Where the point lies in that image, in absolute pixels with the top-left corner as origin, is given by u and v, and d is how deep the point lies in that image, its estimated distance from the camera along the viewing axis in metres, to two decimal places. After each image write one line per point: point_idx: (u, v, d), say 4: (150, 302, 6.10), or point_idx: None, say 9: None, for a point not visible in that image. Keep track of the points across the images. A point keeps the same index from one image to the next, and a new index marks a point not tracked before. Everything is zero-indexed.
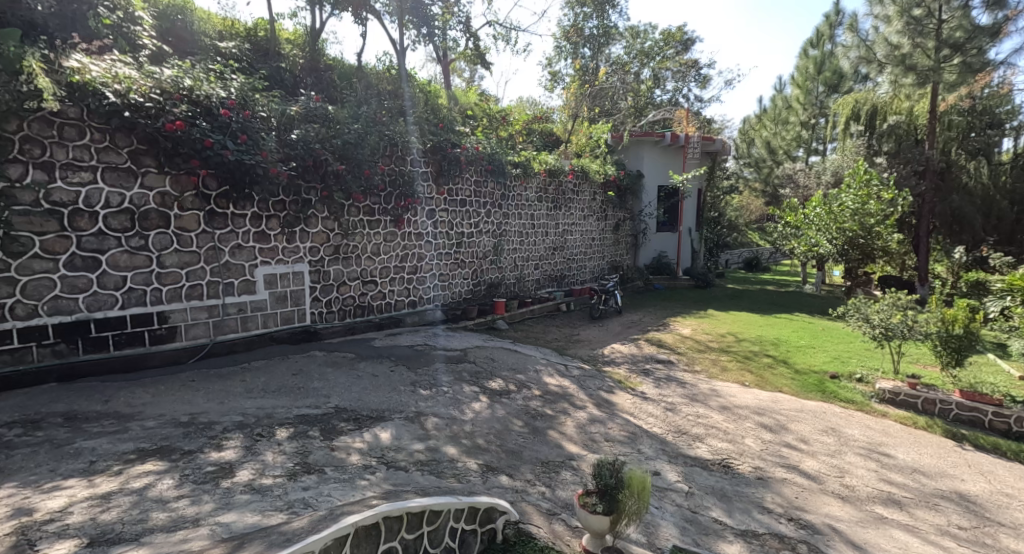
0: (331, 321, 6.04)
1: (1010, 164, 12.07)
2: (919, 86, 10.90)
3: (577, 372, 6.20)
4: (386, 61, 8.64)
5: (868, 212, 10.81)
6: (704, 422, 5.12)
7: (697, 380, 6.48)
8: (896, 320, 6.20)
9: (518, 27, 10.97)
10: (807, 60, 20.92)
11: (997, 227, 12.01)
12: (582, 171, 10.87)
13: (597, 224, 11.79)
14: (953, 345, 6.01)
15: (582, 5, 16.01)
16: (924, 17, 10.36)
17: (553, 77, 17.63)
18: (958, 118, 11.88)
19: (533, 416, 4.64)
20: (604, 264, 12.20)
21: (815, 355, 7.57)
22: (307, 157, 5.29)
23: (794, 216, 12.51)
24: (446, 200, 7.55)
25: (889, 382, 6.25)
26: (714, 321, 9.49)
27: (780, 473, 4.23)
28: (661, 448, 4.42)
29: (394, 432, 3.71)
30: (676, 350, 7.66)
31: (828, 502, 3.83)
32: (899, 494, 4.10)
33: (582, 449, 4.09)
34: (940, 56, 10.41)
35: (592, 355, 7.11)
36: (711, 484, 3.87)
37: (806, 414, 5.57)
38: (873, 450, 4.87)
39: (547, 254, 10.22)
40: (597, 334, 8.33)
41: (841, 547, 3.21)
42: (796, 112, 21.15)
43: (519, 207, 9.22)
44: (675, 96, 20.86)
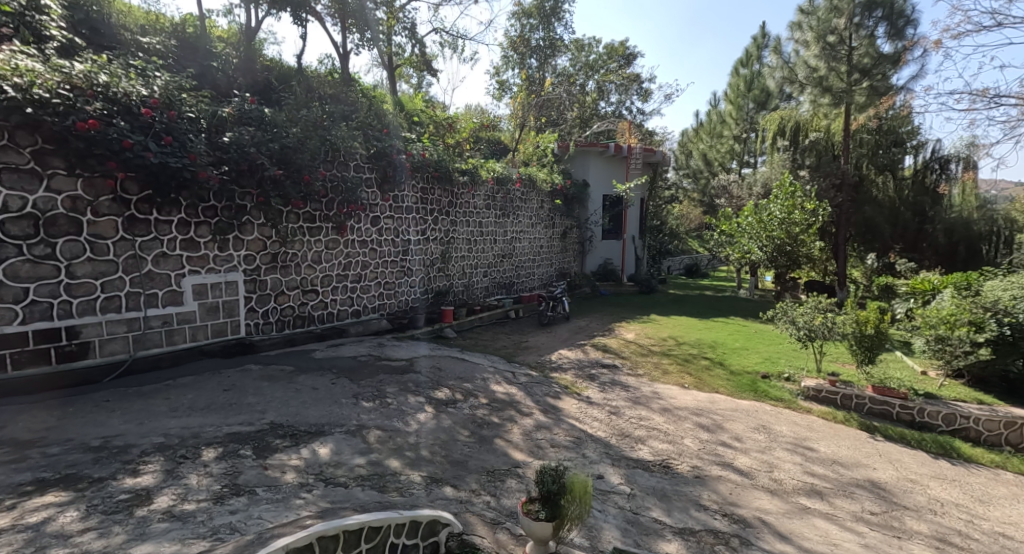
0: (268, 333, 5.76)
1: (911, 179, 13.14)
2: (835, 106, 11.87)
3: (524, 378, 6.24)
4: (328, 64, 8.43)
5: (793, 222, 11.63)
6: (646, 424, 5.29)
7: (640, 383, 6.69)
8: (818, 321, 6.67)
9: (464, 35, 11.02)
10: (739, 79, 22.25)
11: (903, 235, 13.16)
12: (529, 180, 11.02)
13: (545, 231, 11.96)
14: (865, 344, 6.55)
15: (528, 17, 16.31)
16: (837, 44, 11.34)
17: (501, 86, 17.81)
18: (868, 136, 13.04)
19: (480, 424, 4.61)
20: (552, 271, 12.38)
21: (749, 356, 8.02)
22: (242, 161, 5.02)
23: (728, 225, 13.23)
24: (392, 207, 7.42)
25: (813, 381, 6.69)
26: (656, 326, 9.85)
27: (715, 470, 4.43)
28: (604, 451, 4.51)
29: (334, 447, 3.59)
30: (620, 354, 7.87)
31: (758, 496, 4.04)
32: (820, 485, 4.40)
33: (528, 455, 4.11)
34: (851, 80, 11.40)
35: (540, 361, 7.18)
36: (652, 485, 3.99)
37: (739, 413, 5.87)
38: (798, 444, 5.20)
39: (495, 261, 10.24)
40: (545, 340, 8.42)
41: (770, 539, 3.39)
42: (729, 126, 22.45)
43: (467, 213, 9.21)
44: (619, 108, 21.60)
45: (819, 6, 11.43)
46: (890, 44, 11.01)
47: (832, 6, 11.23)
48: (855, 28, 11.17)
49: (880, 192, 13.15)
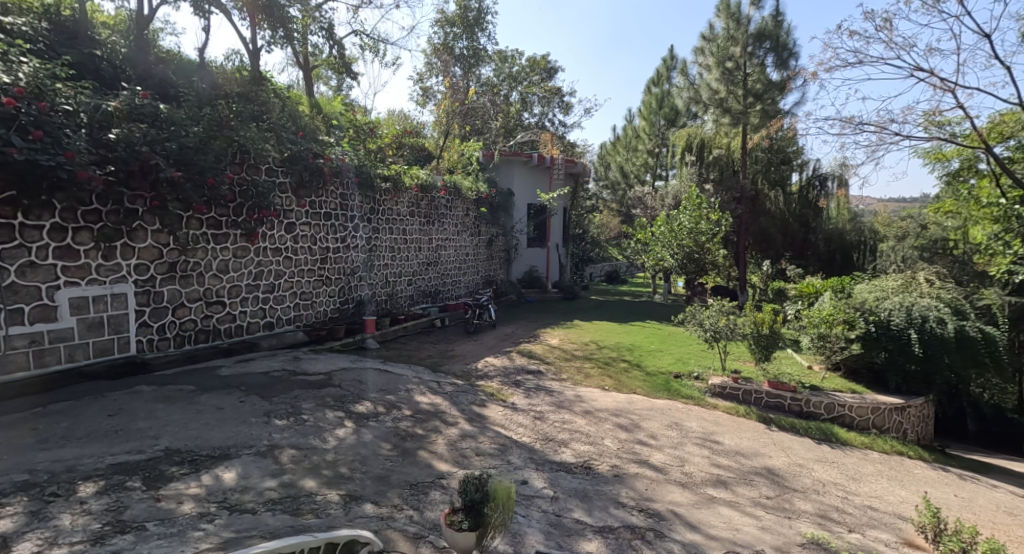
0: (165, 350, 5.26)
1: (798, 195, 14.62)
2: (734, 125, 13.00)
3: (449, 388, 6.17)
4: (236, 60, 7.89)
5: (700, 231, 12.54)
6: (569, 427, 5.43)
7: (563, 387, 6.86)
8: (722, 323, 7.24)
9: (385, 40, 10.79)
10: (651, 96, 23.72)
11: (791, 244, 14.63)
12: (454, 188, 10.96)
13: (471, 239, 11.96)
14: (762, 342, 7.19)
15: (451, 25, 16.35)
16: (734, 69, 12.44)
17: (425, 92, 17.65)
18: (762, 154, 14.40)
19: (403, 437, 4.50)
20: (478, 279, 12.38)
21: (663, 358, 8.50)
22: (132, 160, 4.55)
23: (643, 234, 13.99)
24: (308, 213, 7.08)
25: (719, 378, 7.24)
26: (578, 331, 10.17)
27: (633, 468, 4.64)
28: (529, 457, 4.57)
29: (241, 471, 3.34)
30: (545, 360, 8.03)
31: (671, 490, 4.28)
32: (725, 475, 4.76)
33: (452, 466, 4.06)
34: (747, 103, 12.55)
35: (466, 370, 7.14)
36: (574, 486, 4.10)
37: (654, 412, 6.21)
38: (706, 439, 5.59)
39: (420, 269, 10.08)
40: (470, 348, 8.40)
41: (681, 529, 3.60)
42: (643, 141, 23.85)
43: (389, 221, 8.99)
44: (542, 119, 22.19)
45: (718, 34, 12.52)
46: (777, 72, 12.30)
47: (729, 35, 12.35)
48: (748, 57, 12.35)
49: (773, 205, 14.57)
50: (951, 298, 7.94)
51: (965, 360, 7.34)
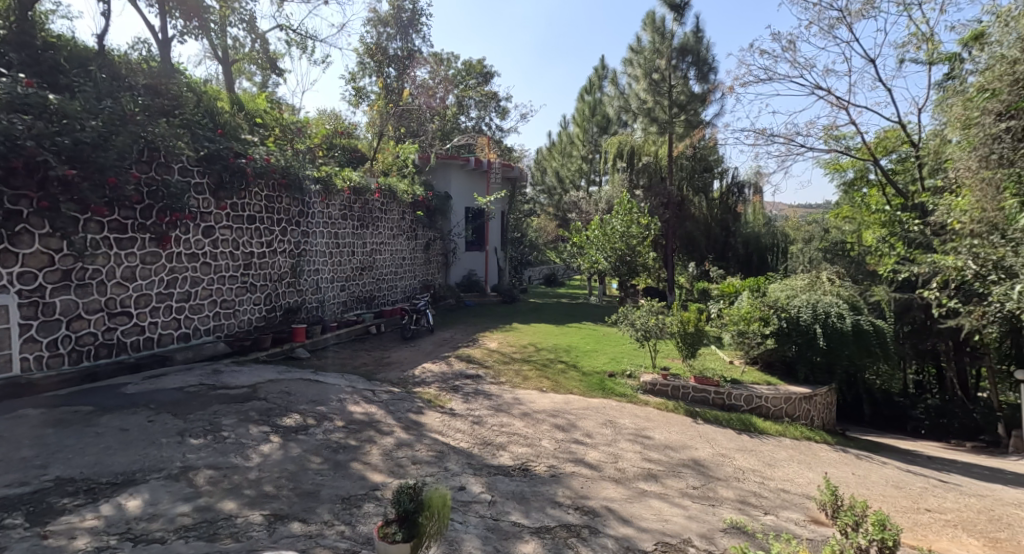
0: (57, 368, 4.73)
1: (719, 200, 15.61)
2: (661, 134, 13.69)
3: (384, 396, 6.00)
4: (143, 50, 7.26)
5: (631, 235, 13.06)
6: (507, 431, 5.45)
7: (502, 390, 6.88)
8: (652, 323, 7.56)
9: (314, 36, 10.38)
10: (584, 104, 24.46)
11: (714, 246, 15.55)
12: (389, 191, 10.71)
13: (407, 243, 11.74)
14: (688, 340, 7.59)
15: (384, 25, 15.89)
16: (660, 81, 13.12)
17: (358, 92, 17.14)
18: (687, 162, 15.26)
19: (334, 449, 4.31)
20: (415, 283, 12.16)
21: (598, 358, 8.75)
22: (14, 156, 4.07)
23: (579, 238, 14.38)
24: (229, 216, 6.63)
25: (650, 376, 7.54)
26: (517, 334, 10.24)
27: (569, 467, 4.73)
28: (466, 462, 4.53)
29: (149, 497, 3.06)
30: (483, 364, 8.01)
31: (606, 486, 4.40)
32: (656, 469, 4.96)
33: (387, 476, 3.94)
34: (672, 113, 13.24)
35: (403, 377, 6.97)
36: (511, 489, 4.11)
37: (590, 411, 6.37)
38: (638, 434, 5.80)
39: (354, 274, 9.74)
40: (407, 354, 8.23)
41: (614, 524, 3.71)
42: (577, 147, 24.55)
43: (320, 224, 8.63)
44: (478, 123, 22.27)
45: (645, 47, 13.15)
46: (699, 85, 13.08)
47: (654, 48, 13.00)
48: (673, 69, 13.05)
49: (697, 210, 15.47)
50: (849, 294, 8.78)
51: (861, 351, 8.14)
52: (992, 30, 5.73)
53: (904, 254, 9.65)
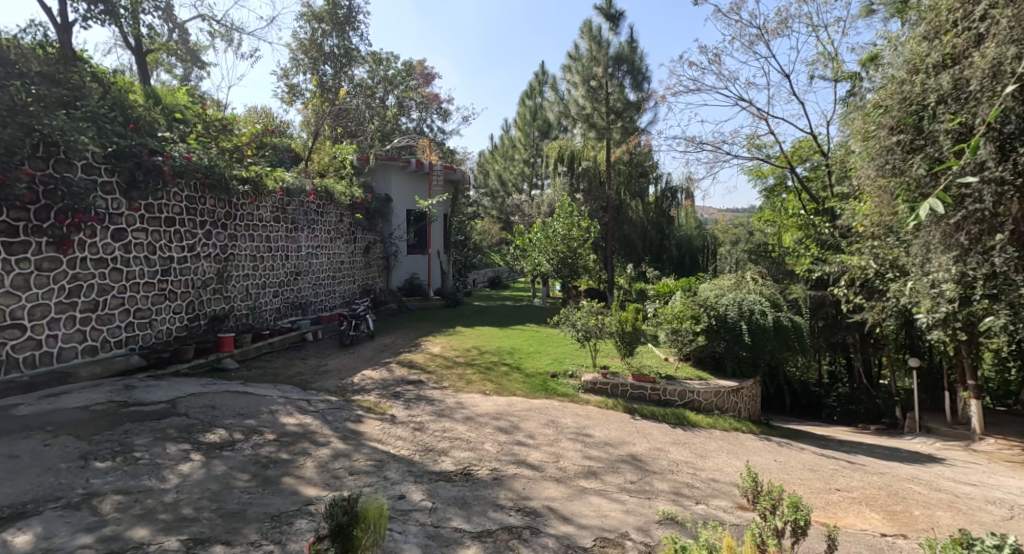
0: None
1: (655, 204, 16.46)
2: (600, 139, 14.17)
3: (320, 406, 5.75)
4: (39, 34, 6.56)
5: (573, 237, 13.33)
6: (449, 436, 5.38)
7: (445, 395, 6.79)
8: (592, 323, 7.76)
9: (240, 28, 9.82)
10: (525, 109, 24.76)
11: (650, 248, 16.16)
12: (326, 192, 10.29)
13: (345, 246, 11.36)
14: (626, 339, 7.83)
15: (318, 21, 15.17)
16: (598, 88, 13.54)
17: (291, 90, 16.38)
18: (624, 168, 15.97)
19: (264, 464, 4.08)
20: (355, 288, 11.78)
21: (540, 359, 8.84)
22: None
23: (522, 241, 14.53)
24: (143, 218, 6.13)
25: (591, 375, 7.71)
26: (461, 337, 10.15)
27: (511, 469, 4.74)
28: (407, 470, 4.42)
29: (42, 531, 2.75)
30: (426, 369, 7.86)
31: (548, 486, 4.44)
32: (596, 466, 5.07)
33: (322, 489, 3.76)
34: (609, 119, 13.70)
35: (341, 385, 6.71)
36: (453, 495, 4.05)
37: (533, 412, 6.42)
38: (579, 433, 5.91)
39: (288, 279, 9.28)
40: (345, 361, 7.95)
41: (555, 523, 3.75)
42: (519, 151, 24.77)
43: (250, 226, 8.15)
44: (420, 124, 21.93)
45: (583, 55, 13.56)
46: (634, 93, 13.62)
47: (591, 56, 13.39)
48: (609, 77, 13.47)
49: (635, 214, 16.08)
50: (770, 292, 9.40)
51: (781, 345, 8.74)
52: (885, 53, 6.37)
53: (817, 255, 10.47)
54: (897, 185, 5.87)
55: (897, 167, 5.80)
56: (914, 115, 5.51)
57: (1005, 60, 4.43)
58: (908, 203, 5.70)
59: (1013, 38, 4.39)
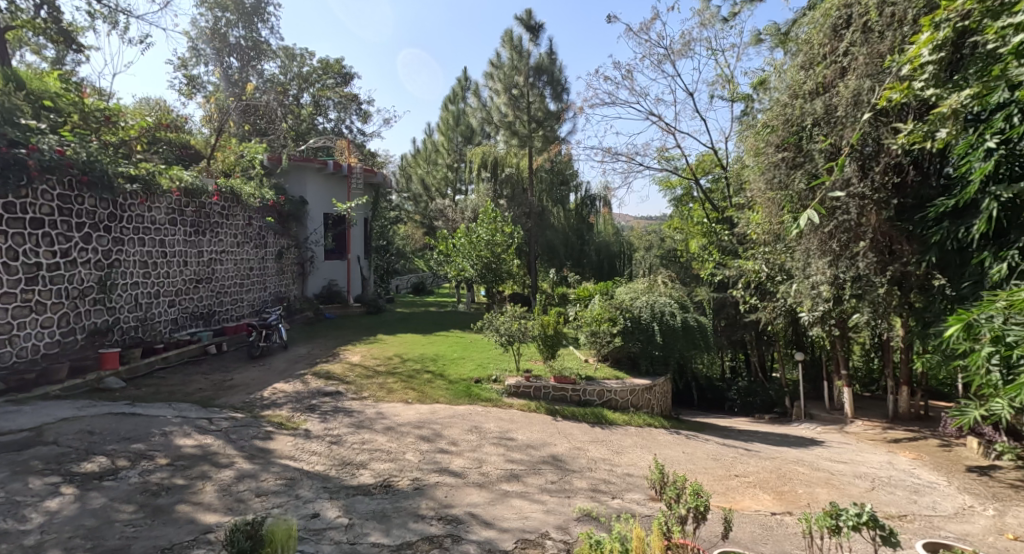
0: None
1: (575, 211, 17.14)
2: (522, 147, 14.47)
3: (223, 424, 5.32)
4: None
5: (496, 242, 13.40)
6: (368, 448, 5.20)
7: (364, 406, 6.55)
8: (515, 327, 7.85)
9: (127, 11, 8.90)
10: (449, 113, 24.64)
11: (571, 254, 16.65)
12: (231, 193, 9.53)
13: (255, 251, 10.62)
14: (549, 342, 8.03)
15: (221, 9, 14.13)
16: (519, 96, 13.86)
17: (190, 82, 15.08)
18: (546, 175, 16.82)
19: (155, 492, 3.70)
20: (266, 296, 11.03)
21: (464, 365, 8.79)
22: None
23: (446, 246, 14.43)
24: (2, 218, 5.35)
25: (514, 379, 7.81)
26: (382, 346, 9.85)
27: (433, 478, 4.67)
28: (321, 487, 4.20)
29: None
30: (344, 380, 7.53)
31: (470, 492, 4.43)
32: (517, 469, 5.13)
33: (223, 515, 3.48)
34: (531, 128, 14.08)
35: (248, 401, 6.25)
36: (371, 509, 3.91)
37: (456, 419, 6.37)
38: (502, 437, 5.95)
39: (187, 287, 8.50)
40: (254, 374, 7.42)
41: (477, 529, 3.74)
42: (442, 156, 24.57)
43: (140, 229, 7.38)
44: (338, 125, 21.09)
45: (504, 63, 13.77)
46: (554, 104, 14.04)
47: (513, 65, 13.63)
48: (530, 87, 13.80)
49: (556, 220, 16.55)
50: (679, 295, 10.06)
51: (689, 343, 9.40)
52: (772, 78, 7.08)
53: (719, 260, 11.40)
54: (783, 198, 6.54)
55: (782, 181, 6.46)
56: (795, 135, 6.19)
57: (863, 92, 5.16)
58: (793, 214, 6.38)
59: (869, 73, 5.15)
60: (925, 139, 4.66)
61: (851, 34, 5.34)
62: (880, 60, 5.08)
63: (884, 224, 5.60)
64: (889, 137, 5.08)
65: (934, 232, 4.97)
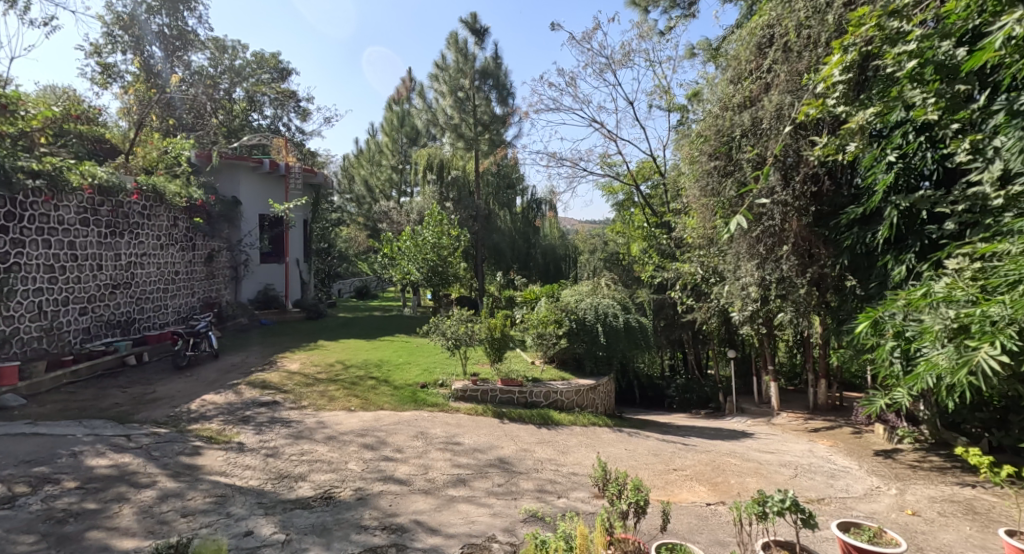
0: None
1: (521, 215, 17.29)
2: (468, 150, 14.45)
3: (144, 440, 4.93)
4: None
5: (442, 245, 13.26)
6: (308, 459, 4.99)
7: (303, 415, 6.29)
8: (461, 331, 7.79)
9: None
10: (392, 114, 23.71)
11: (518, 257, 16.78)
12: (154, 191, 8.87)
13: (181, 254, 9.95)
14: (495, 345, 8.03)
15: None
16: (465, 99, 13.84)
17: (105, 70, 13.89)
18: (492, 179, 16.83)
19: (63, 519, 3.37)
20: (194, 302, 10.35)
21: (410, 370, 8.62)
22: None
23: (390, 249, 14.12)
24: None
25: (460, 382, 7.75)
26: (323, 352, 9.50)
27: (377, 486, 4.55)
28: (255, 502, 3.99)
29: None
30: (282, 388, 7.19)
31: (416, 499, 4.36)
32: (464, 473, 5.10)
33: (143, 539, 3.22)
34: (477, 131, 14.09)
35: (172, 414, 5.83)
36: (310, 523, 3.75)
37: (401, 425, 6.25)
38: (448, 442, 5.89)
39: (102, 293, 7.83)
40: (180, 386, 6.94)
41: (422, 536, 3.69)
42: (386, 157, 23.79)
43: (45, 230, 6.74)
44: (274, 122, 20.18)
45: (449, 65, 13.70)
46: (500, 107, 14.13)
47: (458, 68, 13.58)
48: (476, 90, 13.80)
49: (503, 224, 16.64)
50: (622, 297, 10.37)
51: (630, 343, 9.72)
52: (705, 90, 7.46)
53: (658, 262, 11.87)
54: (715, 204, 6.92)
55: (714, 188, 6.83)
56: (726, 145, 6.56)
57: (784, 107, 5.60)
58: (724, 219, 6.76)
59: (789, 89, 5.63)
60: (837, 152, 5.09)
61: (774, 53, 5.77)
62: (798, 78, 5.54)
63: (804, 229, 6.08)
64: (807, 149, 5.61)
65: (846, 236, 5.45)
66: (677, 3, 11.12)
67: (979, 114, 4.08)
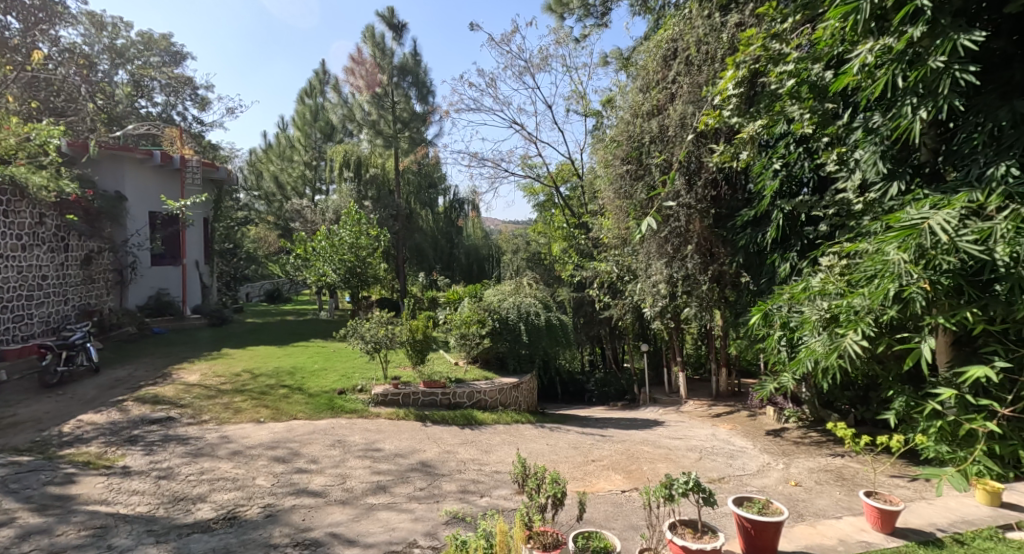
0: None
1: (443, 214, 17.13)
2: (387, 148, 14.04)
3: (1, 472, 4.27)
4: None
5: (360, 245, 12.79)
6: (208, 477, 4.60)
7: (203, 431, 5.78)
8: (381, 334, 7.55)
9: None
10: (304, 107, 22.62)
11: (440, 257, 16.60)
12: (13, 183, 7.73)
13: (48, 256, 8.74)
14: (417, 347, 7.85)
15: None
16: (383, 95, 13.45)
17: None
18: (413, 177, 16.49)
19: None
20: (66, 309, 9.14)
21: (327, 376, 8.21)
22: None
23: (304, 249, 13.37)
24: None
25: (381, 387, 7.51)
26: (228, 361, 8.78)
27: (289, 501, 4.29)
28: (144, 531, 3.60)
29: None
30: (178, 403, 6.55)
31: (331, 511, 4.16)
32: (384, 479, 4.95)
33: None
34: (396, 128, 13.77)
35: (39, 440, 5.10)
36: (210, 547, 3.46)
37: (316, 434, 5.94)
38: (368, 449, 5.69)
39: None
40: (49, 406, 6.10)
41: (339, 549, 3.53)
42: (298, 152, 22.59)
43: None
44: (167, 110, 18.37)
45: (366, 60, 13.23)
46: (420, 105, 13.88)
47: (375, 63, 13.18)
48: (394, 86, 13.46)
49: (424, 223, 16.37)
50: (543, 296, 10.59)
51: (552, 340, 9.95)
52: (617, 97, 7.82)
53: (577, 261, 12.28)
54: (628, 206, 7.28)
55: (627, 191, 7.18)
56: (637, 150, 6.94)
57: (687, 116, 6.06)
58: (636, 219, 7.14)
59: (691, 100, 6.06)
60: (732, 159, 5.57)
61: (678, 65, 6.18)
62: (699, 90, 5.99)
63: (705, 230, 6.62)
64: (706, 155, 6.10)
65: (740, 237, 5.97)
66: (590, 13, 11.58)
67: (843, 130, 4.61)
